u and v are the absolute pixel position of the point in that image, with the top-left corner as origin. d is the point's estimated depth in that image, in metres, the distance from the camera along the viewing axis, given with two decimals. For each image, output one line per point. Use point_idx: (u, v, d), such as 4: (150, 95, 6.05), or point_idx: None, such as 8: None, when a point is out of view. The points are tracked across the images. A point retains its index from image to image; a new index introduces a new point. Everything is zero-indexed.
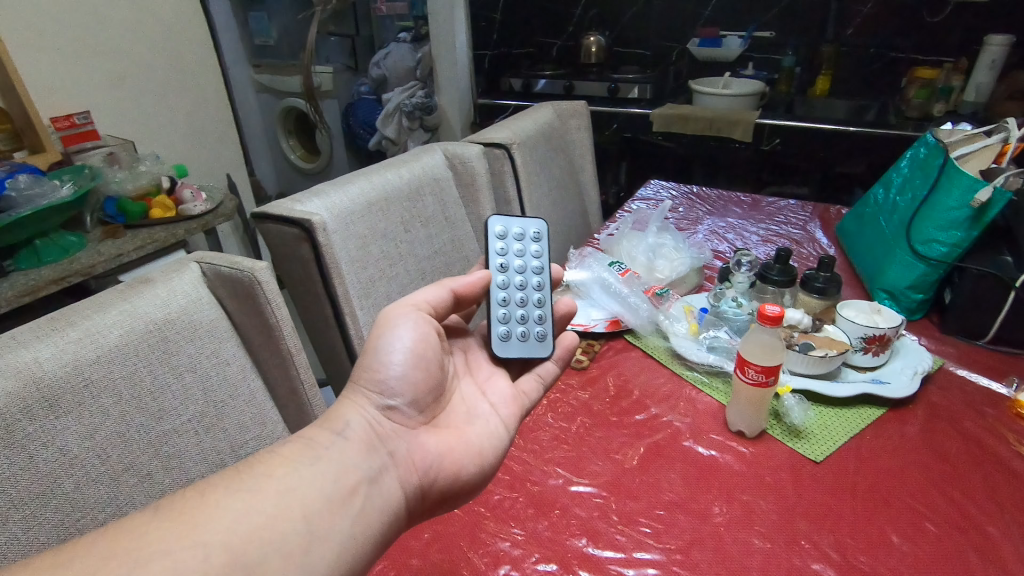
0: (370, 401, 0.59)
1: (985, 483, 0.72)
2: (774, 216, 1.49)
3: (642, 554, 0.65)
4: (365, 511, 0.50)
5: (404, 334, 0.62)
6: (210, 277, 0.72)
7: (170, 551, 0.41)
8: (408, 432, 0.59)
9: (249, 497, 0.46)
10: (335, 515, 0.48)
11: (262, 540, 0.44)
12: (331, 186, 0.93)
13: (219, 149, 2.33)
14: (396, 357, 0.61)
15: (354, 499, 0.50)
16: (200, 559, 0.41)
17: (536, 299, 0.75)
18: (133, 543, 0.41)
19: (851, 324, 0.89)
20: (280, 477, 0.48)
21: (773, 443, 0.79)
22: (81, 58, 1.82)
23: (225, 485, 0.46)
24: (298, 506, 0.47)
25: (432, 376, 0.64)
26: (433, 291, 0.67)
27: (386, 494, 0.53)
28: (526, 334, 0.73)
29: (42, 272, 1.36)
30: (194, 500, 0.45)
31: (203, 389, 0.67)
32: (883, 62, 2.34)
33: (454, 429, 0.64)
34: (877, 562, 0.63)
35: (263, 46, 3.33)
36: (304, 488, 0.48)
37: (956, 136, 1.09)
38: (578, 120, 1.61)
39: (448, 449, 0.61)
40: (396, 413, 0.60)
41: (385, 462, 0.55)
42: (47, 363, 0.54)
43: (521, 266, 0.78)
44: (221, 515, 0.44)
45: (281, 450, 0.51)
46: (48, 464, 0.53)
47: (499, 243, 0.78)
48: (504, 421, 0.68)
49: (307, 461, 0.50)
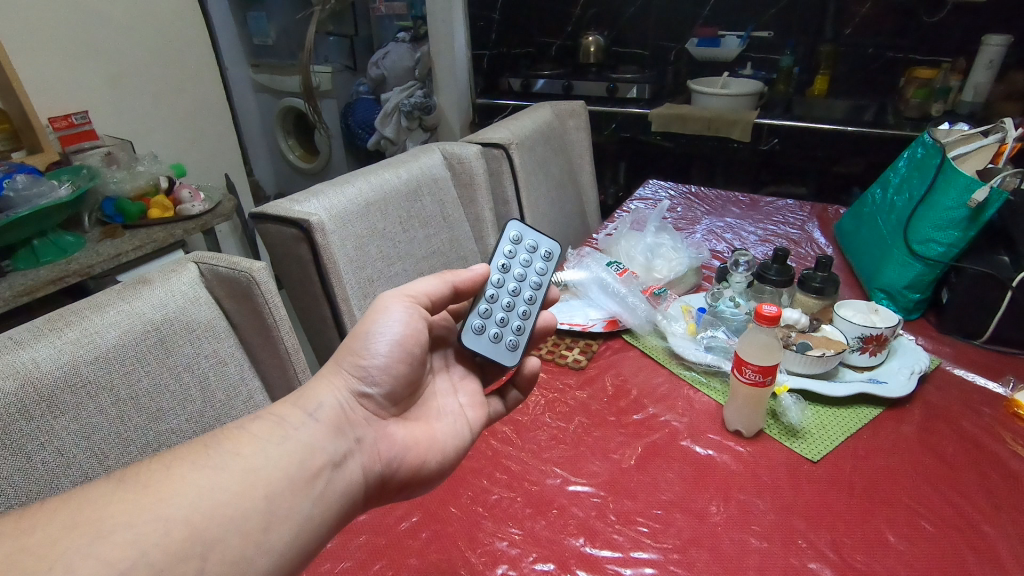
0: (347, 384, 0.59)
1: (982, 482, 0.73)
2: (773, 216, 1.49)
3: (639, 553, 0.65)
4: (326, 496, 0.51)
5: (393, 322, 0.62)
6: (209, 277, 0.71)
7: (133, 523, 0.41)
8: (376, 421, 0.61)
9: (214, 474, 0.46)
10: (297, 497, 0.49)
11: (224, 517, 0.44)
12: (330, 186, 0.93)
13: (217, 149, 2.33)
14: (383, 346, 0.62)
15: (317, 481, 0.51)
16: (160, 532, 0.41)
17: (523, 310, 0.72)
18: (94, 512, 0.41)
19: (849, 324, 0.89)
20: (247, 455, 0.49)
21: (771, 443, 0.79)
22: (80, 58, 1.82)
23: (191, 460, 0.46)
24: (262, 486, 0.48)
25: (414, 367, 0.64)
26: (435, 284, 0.67)
27: (349, 478, 0.54)
28: (498, 337, 0.70)
29: (40, 272, 1.36)
30: (159, 472, 0.45)
31: (200, 389, 0.67)
32: (881, 62, 2.34)
33: (423, 422, 0.66)
34: (874, 561, 0.63)
35: (262, 46, 3.33)
36: (269, 469, 0.49)
37: (954, 136, 1.09)
38: (577, 120, 1.61)
39: (415, 442, 0.63)
40: (370, 401, 0.60)
41: (351, 447, 0.56)
42: (45, 363, 0.54)
43: (522, 275, 0.75)
44: (186, 490, 0.44)
45: (251, 428, 0.51)
46: (46, 464, 0.53)
47: (507, 248, 0.76)
48: (470, 422, 0.70)
49: (274, 441, 0.51)
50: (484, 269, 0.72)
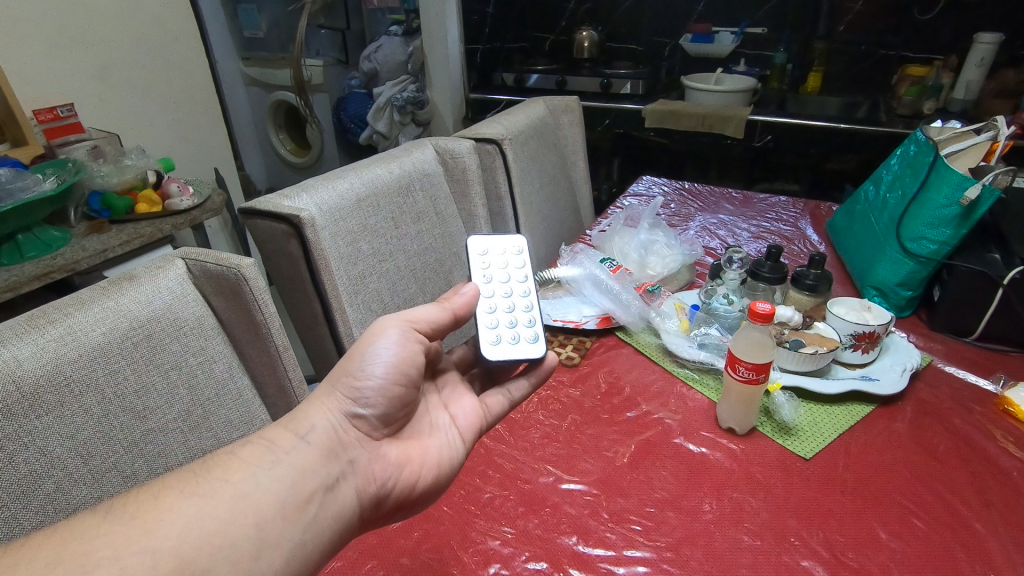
0: (341, 407, 0.58)
1: (972, 479, 0.73)
2: (766, 213, 1.49)
3: (632, 551, 0.65)
4: (318, 520, 0.51)
5: (387, 346, 0.62)
6: (196, 273, 0.70)
7: (120, 557, 0.41)
8: (370, 443, 0.60)
9: (203, 502, 0.46)
10: (288, 523, 0.49)
11: (213, 547, 0.44)
12: (321, 181, 0.92)
13: (207, 143, 2.30)
14: (378, 369, 0.61)
15: (309, 507, 0.51)
16: (148, 564, 0.41)
17: (522, 306, 0.76)
18: (80, 545, 0.41)
19: (842, 321, 0.89)
20: (236, 482, 0.48)
21: (763, 441, 0.79)
22: (64, 50, 1.78)
23: (180, 489, 0.46)
24: (252, 512, 0.47)
25: (411, 390, 0.64)
26: (434, 311, 0.67)
27: (342, 502, 0.54)
28: (515, 338, 0.73)
29: (25, 268, 1.33)
30: (148, 502, 0.45)
31: (189, 387, 0.66)
32: (874, 59, 2.35)
33: (417, 440, 0.65)
34: (866, 559, 0.63)
35: (253, 39, 3.29)
36: (260, 494, 0.49)
37: (945, 135, 1.09)
38: (571, 115, 1.60)
39: (408, 459, 0.62)
40: (363, 422, 0.59)
41: (344, 470, 0.55)
42: (26, 362, 0.53)
43: (504, 275, 0.79)
44: (175, 520, 0.44)
45: (241, 452, 0.51)
46: (29, 465, 0.52)
47: (481, 256, 0.80)
48: (462, 434, 0.69)
49: (264, 466, 0.51)
50: (476, 289, 0.71)
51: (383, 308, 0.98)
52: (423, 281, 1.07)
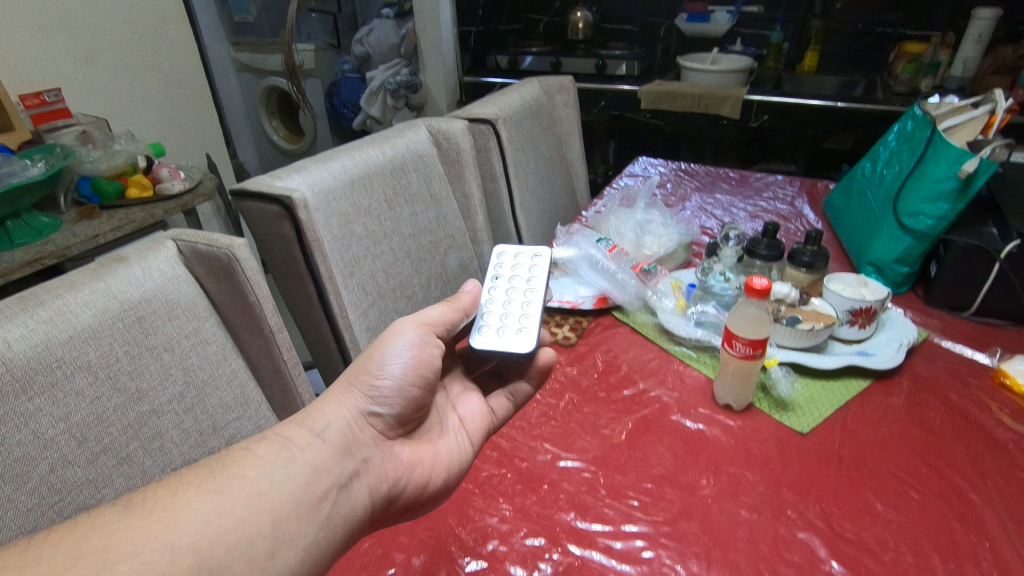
0: (358, 405, 0.59)
1: (967, 451, 0.73)
2: (763, 192, 1.48)
3: (629, 526, 0.65)
4: (331, 520, 0.50)
5: (404, 348, 0.62)
6: (186, 254, 0.69)
7: (137, 552, 0.41)
8: (384, 442, 0.60)
9: (219, 499, 0.46)
10: (302, 523, 0.48)
11: (228, 544, 0.44)
12: (313, 163, 0.91)
13: (198, 130, 2.28)
14: (394, 369, 0.61)
15: (322, 506, 0.50)
16: (166, 560, 0.41)
17: (523, 303, 0.72)
18: (100, 539, 0.41)
19: (839, 297, 0.88)
20: (251, 479, 0.48)
21: (761, 417, 0.79)
22: (49, 35, 1.75)
23: (196, 485, 0.46)
24: (267, 511, 0.47)
25: (424, 391, 0.64)
26: (444, 311, 0.67)
27: (354, 501, 0.53)
28: (504, 330, 0.69)
29: (16, 253, 1.32)
30: (166, 497, 0.45)
31: (182, 369, 0.65)
32: (871, 37, 2.33)
33: (427, 441, 0.65)
34: (862, 530, 0.64)
35: (243, 24, 3.24)
36: (274, 493, 0.49)
37: (945, 108, 1.07)
38: (565, 95, 1.58)
39: (419, 461, 0.62)
40: (379, 421, 0.60)
41: (357, 468, 0.55)
42: (16, 344, 0.52)
43: (516, 273, 0.77)
44: (191, 517, 0.44)
45: (256, 449, 0.51)
46: (23, 448, 0.52)
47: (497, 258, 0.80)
48: (472, 438, 0.68)
49: (278, 463, 0.50)
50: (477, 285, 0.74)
51: (378, 290, 0.97)
52: (419, 263, 1.06)
